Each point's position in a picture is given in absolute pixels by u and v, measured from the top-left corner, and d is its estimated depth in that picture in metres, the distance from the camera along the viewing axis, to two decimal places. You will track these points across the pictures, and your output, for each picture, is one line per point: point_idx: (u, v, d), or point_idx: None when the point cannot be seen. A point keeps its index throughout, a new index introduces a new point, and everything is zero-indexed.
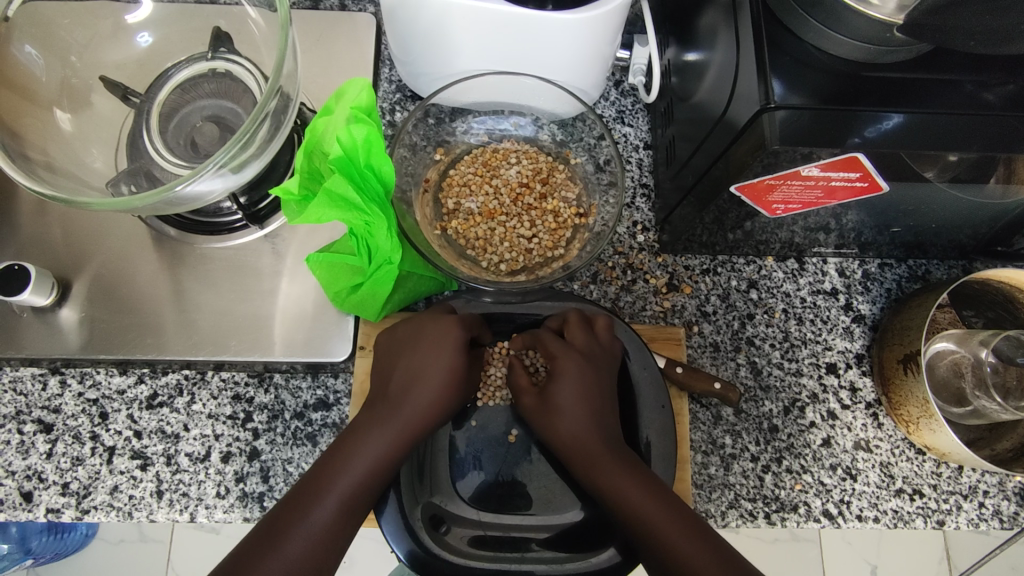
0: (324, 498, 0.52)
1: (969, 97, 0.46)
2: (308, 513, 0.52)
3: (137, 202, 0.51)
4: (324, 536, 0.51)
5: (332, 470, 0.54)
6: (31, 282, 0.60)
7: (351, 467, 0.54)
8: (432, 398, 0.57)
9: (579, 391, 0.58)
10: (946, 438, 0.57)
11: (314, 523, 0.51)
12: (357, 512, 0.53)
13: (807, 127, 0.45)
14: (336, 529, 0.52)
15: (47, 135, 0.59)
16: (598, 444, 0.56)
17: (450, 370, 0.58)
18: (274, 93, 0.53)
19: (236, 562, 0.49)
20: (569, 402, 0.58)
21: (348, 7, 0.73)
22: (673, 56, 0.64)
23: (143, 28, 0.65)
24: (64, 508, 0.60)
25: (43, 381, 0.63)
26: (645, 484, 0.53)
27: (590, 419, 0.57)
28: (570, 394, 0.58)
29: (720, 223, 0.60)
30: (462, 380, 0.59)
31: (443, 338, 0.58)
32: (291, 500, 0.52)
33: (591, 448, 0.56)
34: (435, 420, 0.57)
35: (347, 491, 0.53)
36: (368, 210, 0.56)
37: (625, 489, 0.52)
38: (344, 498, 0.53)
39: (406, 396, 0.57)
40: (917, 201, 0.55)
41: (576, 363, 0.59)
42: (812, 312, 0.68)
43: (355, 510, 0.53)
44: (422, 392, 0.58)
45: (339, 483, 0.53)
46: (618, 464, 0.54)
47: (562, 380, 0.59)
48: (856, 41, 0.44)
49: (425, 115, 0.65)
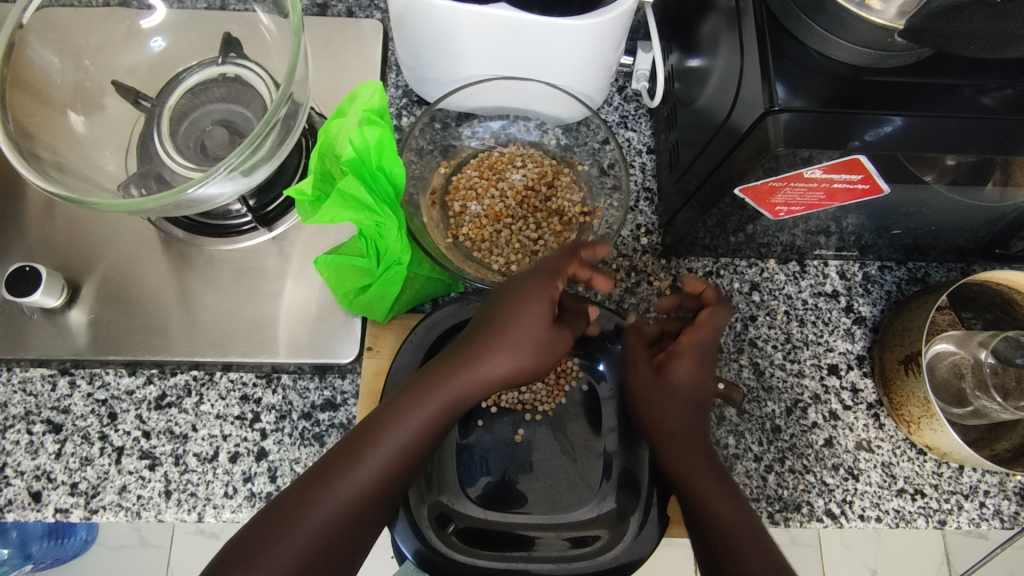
0: (335, 490, 0.49)
1: (968, 101, 0.47)
2: (310, 511, 0.49)
3: (149, 204, 0.52)
4: (326, 534, 0.48)
5: (344, 466, 0.50)
6: (42, 283, 0.61)
7: (371, 459, 0.50)
8: (507, 366, 0.51)
9: (693, 378, 0.55)
10: (947, 437, 0.58)
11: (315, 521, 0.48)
12: (366, 516, 0.50)
13: (809, 130, 0.46)
14: (343, 528, 0.49)
15: (60, 137, 0.60)
16: (694, 444, 0.54)
17: (528, 329, 0.52)
18: (285, 100, 0.54)
19: (241, 550, 0.47)
20: (677, 392, 0.54)
21: (356, 14, 0.74)
22: (677, 62, 0.65)
23: (156, 33, 0.66)
24: (73, 507, 0.60)
25: (53, 382, 0.63)
26: (729, 495, 0.52)
27: (696, 412, 0.55)
28: (682, 384, 0.54)
29: (722, 226, 0.61)
30: (540, 345, 0.52)
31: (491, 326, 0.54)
32: (297, 492, 0.49)
33: (688, 447, 0.54)
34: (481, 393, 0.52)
35: (356, 493, 0.49)
36: (380, 210, 0.57)
37: (711, 497, 0.51)
38: (356, 497, 0.49)
39: (429, 388, 0.51)
40: (917, 203, 0.56)
41: (682, 351, 0.55)
42: (813, 313, 0.69)
43: (361, 513, 0.49)
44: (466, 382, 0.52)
45: (351, 482, 0.49)
46: (711, 471, 0.53)
47: (662, 364, 0.56)
48: (856, 46, 0.45)
49: (432, 119, 0.66)
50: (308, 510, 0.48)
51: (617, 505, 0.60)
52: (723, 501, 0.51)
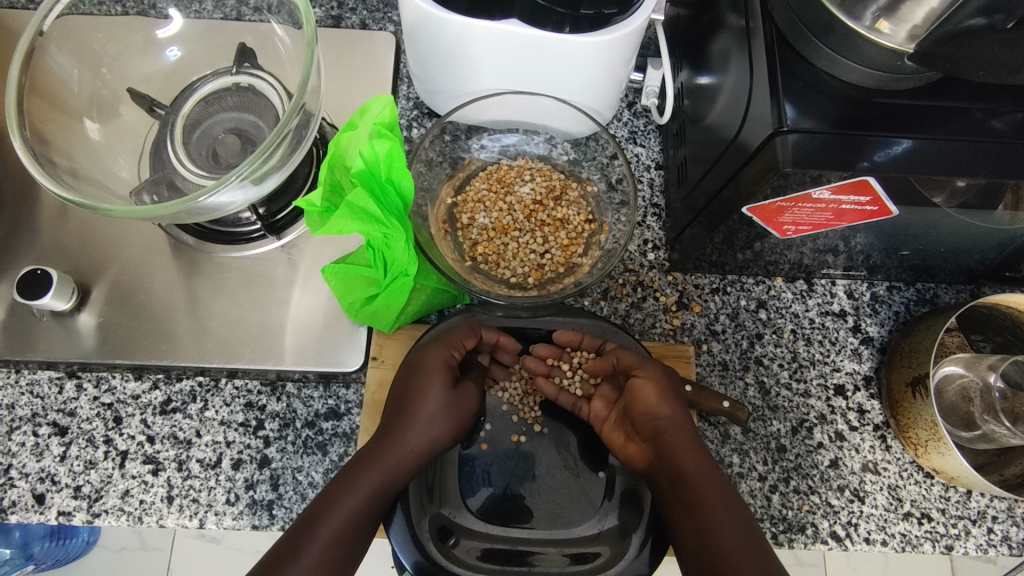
0: (314, 539, 0.52)
1: (977, 124, 0.47)
2: (305, 550, 0.51)
3: (160, 211, 0.53)
4: (324, 564, 0.52)
5: (328, 504, 0.53)
6: (53, 286, 0.62)
7: (337, 513, 0.53)
8: (425, 433, 0.57)
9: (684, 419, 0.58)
10: (955, 461, 0.58)
11: (316, 554, 0.52)
12: (356, 540, 0.54)
13: (818, 150, 0.46)
14: (337, 556, 0.52)
15: (75, 144, 0.61)
16: (716, 493, 0.55)
17: (438, 394, 0.59)
18: (298, 111, 0.55)
19: None
20: (681, 431, 0.57)
21: (369, 26, 0.75)
22: (687, 79, 0.65)
23: (173, 42, 0.67)
24: (75, 511, 0.60)
25: (60, 385, 0.63)
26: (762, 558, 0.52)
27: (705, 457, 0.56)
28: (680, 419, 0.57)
29: (729, 243, 0.61)
30: (451, 403, 0.59)
31: (433, 366, 0.59)
32: (288, 537, 0.52)
33: (706, 507, 0.54)
34: (418, 453, 0.57)
35: (341, 525, 0.53)
36: (389, 222, 0.58)
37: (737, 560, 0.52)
38: (334, 538, 0.52)
39: (368, 449, 0.56)
40: (926, 225, 0.56)
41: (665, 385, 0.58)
42: (820, 333, 0.68)
43: (344, 550, 0.53)
44: (420, 421, 0.57)
45: (337, 515, 0.53)
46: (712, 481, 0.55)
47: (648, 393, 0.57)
48: (865, 68, 0.46)
49: (442, 132, 0.67)
50: (308, 543, 0.52)
51: (619, 521, 0.60)
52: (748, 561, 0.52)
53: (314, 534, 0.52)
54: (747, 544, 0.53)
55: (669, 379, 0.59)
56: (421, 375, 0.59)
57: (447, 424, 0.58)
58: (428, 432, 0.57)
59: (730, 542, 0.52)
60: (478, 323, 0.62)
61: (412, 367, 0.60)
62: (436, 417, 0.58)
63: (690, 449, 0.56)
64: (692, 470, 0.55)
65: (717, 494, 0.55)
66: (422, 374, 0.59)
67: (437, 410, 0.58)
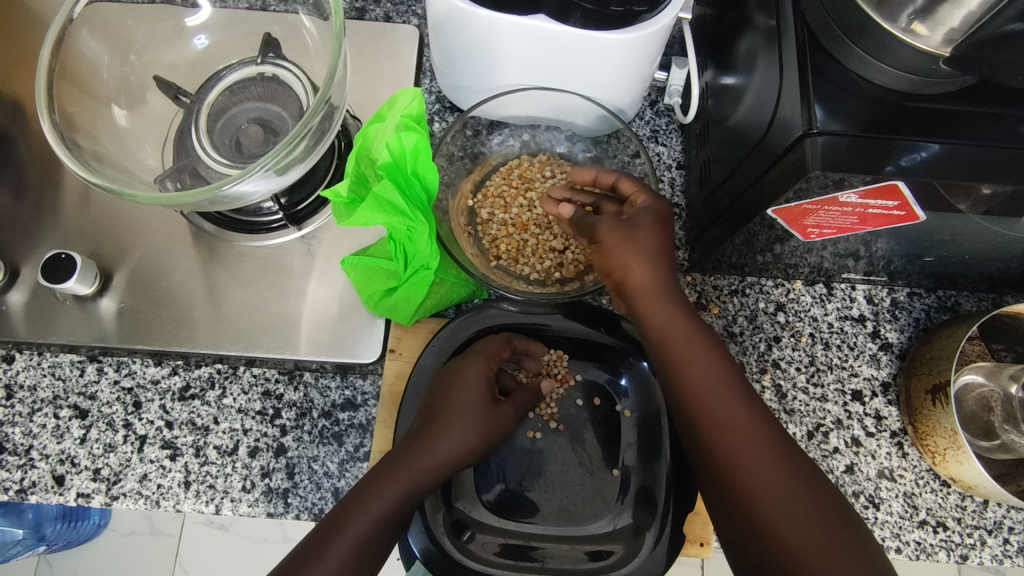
0: (339, 540, 0.50)
1: (1009, 131, 0.46)
2: (329, 550, 0.50)
3: (185, 198, 0.53)
4: (349, 566, 0.50)
5: (354, 506, 0.52)
6: (77, 271, 0.62)
7: (363, 516, 0.52)
8: (456, 443, 0.56)
9: (676, 287, 0.54)
10: (974, 470, 0.57)
11: (342, 553, 0.50)
12: (380, 545, 0.52)
13: (847, 153, 0.45)
14: (362, 559, 0.51)
15: (102, 129, 0.61)
16: (707, 363, 0.51)
17: (473, 406, 0.58)
18: (323, 104, 0.55)
19: None
20: (666, 304, 0.54)
21: (393, 19, 0.75)
22: (712, 78, 0.65)
23: (200, 31, 0.67)
24: (94, 493, 0.61)
25: (81, 368, 0.64)
26: (762, 427, 0.49)
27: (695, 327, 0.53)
28: (656, 279, 0.53)
29: (750, 244, 0.61)
30: (484, 415, 0.58)
31: (470, 377, 0.58)
32: (313, 537, 0.51)
33: (700, 385, 0.51)
34: (449, 463, 0.55)
35: (367, 529, 0.51)
36: (413, 215, 0.58)
37: (736, 435, 0.49)
38: (358, 542, 0.51)
39: (395, 456, 0.55)
40: (952, 232, 0.55)
41: (653, 257, 0.53)
42: (838, 337, 0.68)
43: (369, 555, 0.51)
44: (452, 430, 0.56)
45: (364, 518, 0.51)
46: (705, 353, 0.52)
47: (636, 268, 0.53)
48: (898, 71, 0.45)
49: (464, 126, 0.67)
50: (334, 543, 0.50)
51: (633, 519, 0.60)
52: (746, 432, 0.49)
53: (339, 533, 0.51)
54: (743, 408, 0.50)
55: (643, 225, 0.54)
56: (457, 385, 0.58)
57: (479, 436, 0.57)
58: (460, 442, 0.56)
59: (726, 413, 0.50)
60: (513, 337, 0.62)
61: (446, 377, 0.59)
62: (468, 428, 0.57)
63: (677, 322, 0.53)
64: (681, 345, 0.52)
65: (711, 366, 0.51)
66: (456, 383, 0.58)
67: (471, 422, 0.57)
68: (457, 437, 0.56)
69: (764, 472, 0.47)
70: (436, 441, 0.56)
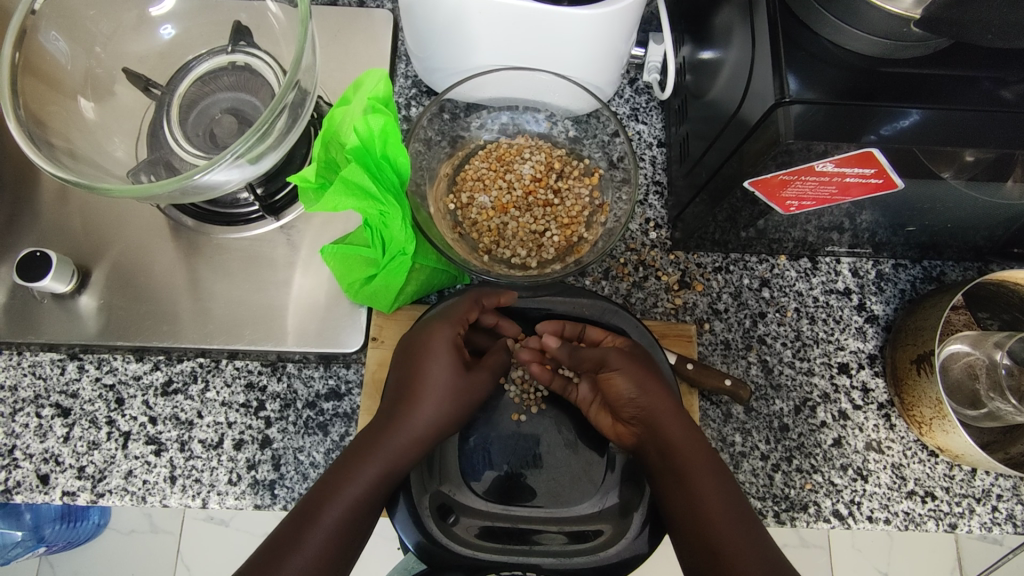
0: (315, 530, 0.51)
1: (986, 94, 0.45)
2: (305, 541, 0.51)
3: (156, 189, 0.52)
4: (322, 557, 0.51)
5: (326, 498, 0.53)
6: (53, 269, 0.62)
7: (338, 502, 0.52)
8: (430, 417, 0.56)
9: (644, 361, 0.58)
10: (959, 439, 0.57)
11: (314, 547, 0.51)
12: (357, 532, 0.53)
13: (822, 122, 0.45)
14: (336, 552, 0.52)
15: (70, 123, 0.61)
16: (671, 429, 0.55)
17: (439, 376, 0.57)
18: (293, 87, 0.54)
19: None
20: (670, 408, 0.56)
21: (366, 4, 0.74)
22: (689, 53, 0.64)
23: (166, 20, 0.65)
24: (79, 491, 0.61)
25: (62, 366, 0.64)
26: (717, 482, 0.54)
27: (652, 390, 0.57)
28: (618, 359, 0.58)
29: (732, 220, 0.60)
30: (455, 386, 0.58)
31: (438, 343, 0.58)
32: (289, 528, 0.52)
33: (677, 447, 0.55)
34: (426, 441, 0.56)
35: (343, 516, 0.52)
36: (384, 200, 0.57)
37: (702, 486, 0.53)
38: (333, 530, 0.52)
39: (368, 448, 0.55)
40: (932, 200, 0.55)
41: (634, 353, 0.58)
42: (824, 311, 0.68)
43: (346, 541, 0.52)
44: (421, 404, 0.56)
45: (337, 506, 0.52)
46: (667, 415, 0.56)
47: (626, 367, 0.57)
48: (871, 36, 0.44)
49: (440, 110, 0.66)
50: (304, 539, 0.51)
51: (620, 499, 0.60)
52: (723, 507, 0.53)
53: (312, 526, 0.51)
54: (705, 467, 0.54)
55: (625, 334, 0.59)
56: (421, 355, 0.58)
57: (453, 407, 0.57)
58: (428, 416, 0.56)
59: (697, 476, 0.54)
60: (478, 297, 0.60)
61: (418, 348, 0.58)
62: (443, 402, 0.57)
63: (681, 426, 0.56)
64: (679, 444, 0.55)
65: (682, 434, 0.55)
66: (420, 353, 0.58)
67: (444, 390, 0.57)
68: (428, 412, 0.56)
69: (752, 561, 0.50)
70: (407, 420, 0.56)
